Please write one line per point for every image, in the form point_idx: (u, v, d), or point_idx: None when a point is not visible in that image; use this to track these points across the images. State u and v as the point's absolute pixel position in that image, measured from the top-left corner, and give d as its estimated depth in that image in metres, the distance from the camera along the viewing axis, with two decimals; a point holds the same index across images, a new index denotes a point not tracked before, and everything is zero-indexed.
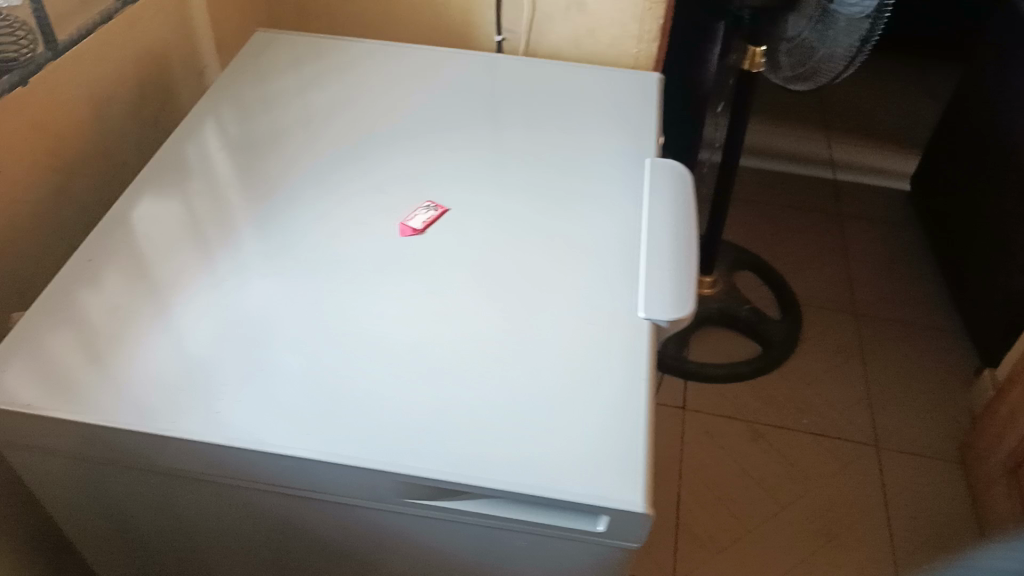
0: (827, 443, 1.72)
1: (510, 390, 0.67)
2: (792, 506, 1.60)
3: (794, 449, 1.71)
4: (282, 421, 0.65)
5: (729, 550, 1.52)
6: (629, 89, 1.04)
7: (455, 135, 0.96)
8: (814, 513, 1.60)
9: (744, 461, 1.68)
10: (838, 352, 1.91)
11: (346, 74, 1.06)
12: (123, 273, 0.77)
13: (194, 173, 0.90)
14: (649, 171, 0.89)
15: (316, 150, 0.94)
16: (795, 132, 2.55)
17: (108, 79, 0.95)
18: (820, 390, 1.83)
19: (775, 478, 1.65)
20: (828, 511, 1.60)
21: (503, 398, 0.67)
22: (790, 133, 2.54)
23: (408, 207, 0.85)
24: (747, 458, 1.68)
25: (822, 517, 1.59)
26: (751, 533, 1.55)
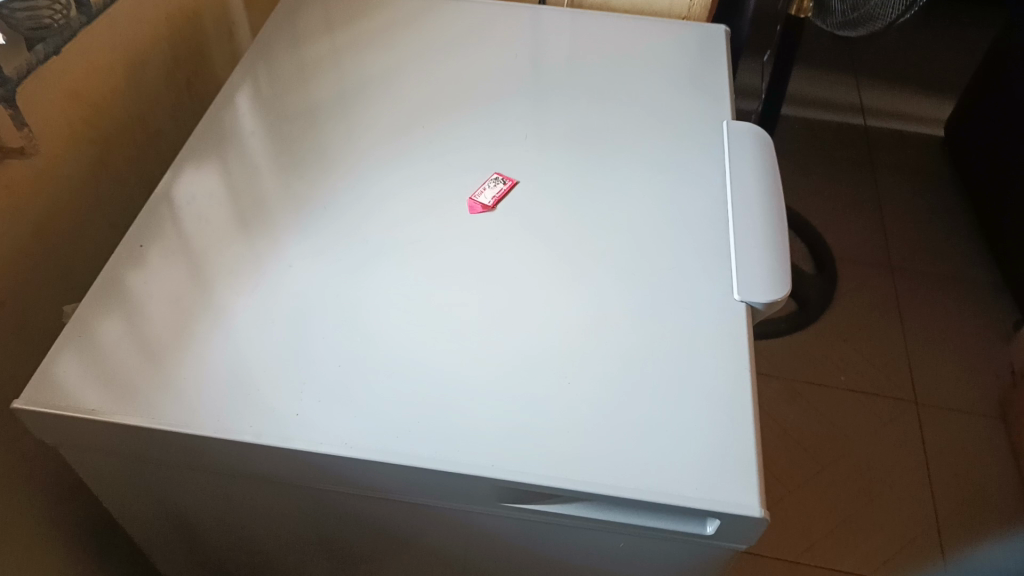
0: (866, 400, 1.69)
1: (605, 383, 0.63)
2: (832, 464, 1.58)
3: (833, 407, 1.68)
4: (367, 420, 0.61)
5: (771, 511, 1.51)
6: (694, 46, 0.97)
7: (515, 100, 0.90)
8: (855, 472, 1.58)
9: (783, 421, 1.65)
10: (876, 306, 1.87)
11: (390, 35, 1.00)
12: (177, 259, 0.73)
13: (239, 147, 0.84)
14: (728, 136, 0.84)
15: (366, 122, 0.88)
16: (828, 79, 2.46)
17: (141, 43, 0.89)
18: (858, 346, 1.79)
19: (814, 437, 1.63)
20: (870, 469, 1.58)
21: (598, 392, 0.63)
22: (824, 80, 2.45)
23: (474, 181, 0.80)
24: (785, 417, 1.66)
25: (864, 475, 1.57)
26: (792, 494, 1.54)
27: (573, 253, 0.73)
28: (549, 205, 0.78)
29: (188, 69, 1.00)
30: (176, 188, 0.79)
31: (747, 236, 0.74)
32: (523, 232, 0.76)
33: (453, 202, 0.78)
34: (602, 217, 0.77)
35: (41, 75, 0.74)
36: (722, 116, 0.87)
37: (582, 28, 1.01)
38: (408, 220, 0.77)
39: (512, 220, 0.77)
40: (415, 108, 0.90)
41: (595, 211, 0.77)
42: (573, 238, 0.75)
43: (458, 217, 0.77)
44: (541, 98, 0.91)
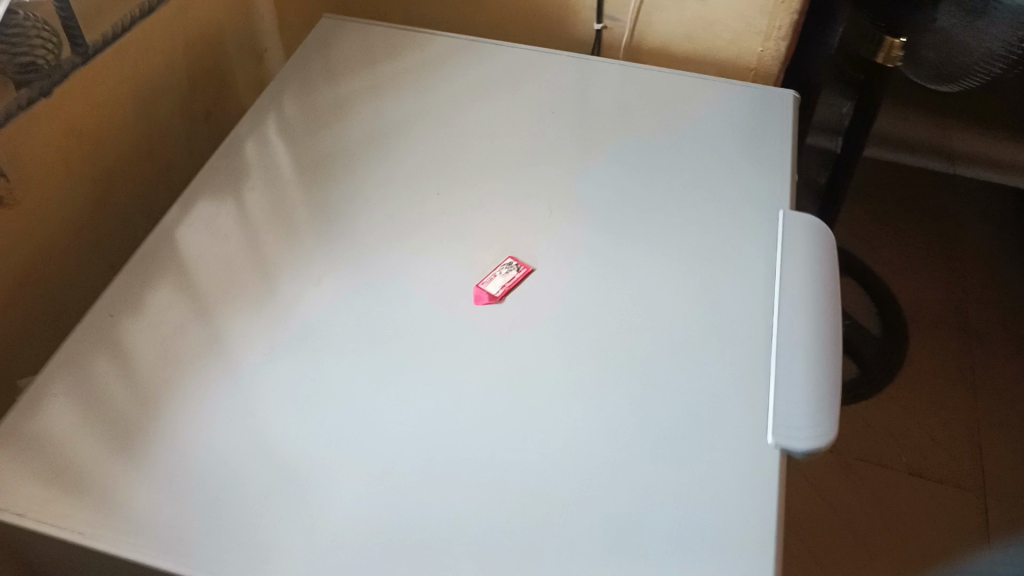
0: (942, 490, 1.44)
1: (606, 543, 0.55)
2: (863, 515, 1.41)
3: (902, 497, 1.44)
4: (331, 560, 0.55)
5: None
6: (757, 104, 0.85)
7: (547, 159, 0.81)
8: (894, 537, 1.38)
9: (842, 511, 1.41)
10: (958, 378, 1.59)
11: (420, 75, 0.92)
12: (152, 339, 0.67)
13: (235, 203, 0.78)
14: (786, 225, 0.73)
15: (381, 176, 0.81)
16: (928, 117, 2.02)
17: (150, 71, 0.83)
18: (936, 424, 1.54)
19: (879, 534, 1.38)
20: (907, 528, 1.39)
21: (595, 553, 0.54)
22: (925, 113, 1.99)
23: (487, 265, 0.71)
24: (846, 506, 1.42)
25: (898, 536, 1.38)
26: None
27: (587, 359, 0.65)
28: (565, 290, 0.69)
29: (206, 96, 0.94)
30: (172, 244, 0.74)
31: (794, 358, 0.63)
32: (533, 324, 0.67)
33: (460, 280, 0.71)
34: (627, 316, 0.67)
35: (32, 112, 0.69)
36: (780, 195, 0.76)
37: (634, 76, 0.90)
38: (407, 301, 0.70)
39: (523, 309, 0.68)
40: (436, 162, 0.82)
41: (619, 305, 0.68)
42: (589, 339, 0.66)
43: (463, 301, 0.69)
44: (575, 156, 0.81)
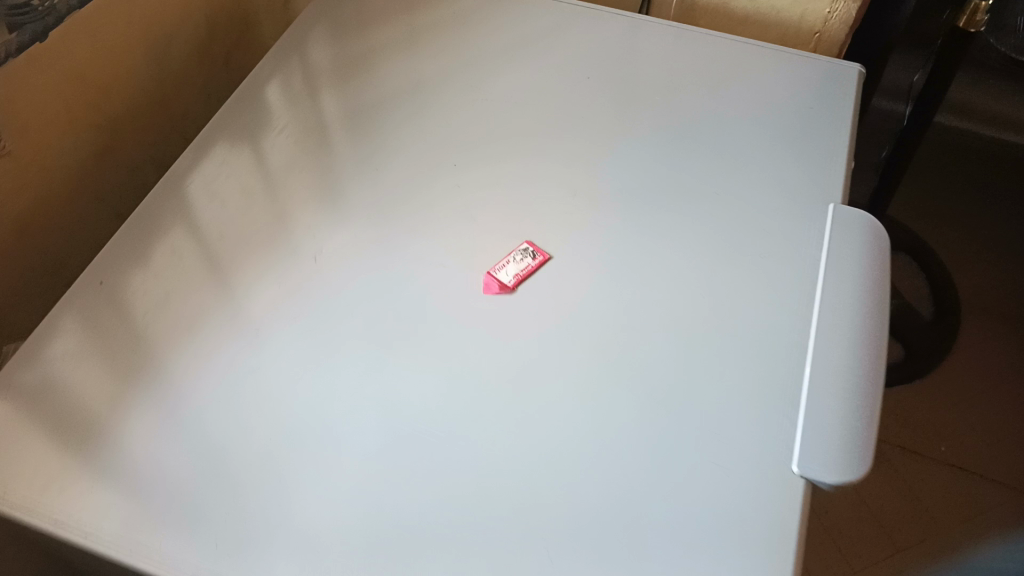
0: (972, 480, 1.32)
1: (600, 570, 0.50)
2: (882, 498, 1.30)
3: (928, 487, 1.32)
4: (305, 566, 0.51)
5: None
6: (815, 79, 0.77)
7: (577, 128, 0.74)
8: (915, 522, 1.28)
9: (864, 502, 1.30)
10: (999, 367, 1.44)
11: (450, 25, 0.84)
12: (144, 307, 0.63)
13: (242, 160, 0.72)
14: (834, 222, 0.65)
15: (400, 135, 0.74)
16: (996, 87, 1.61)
17: (160, 12, 0.79)
18: (976, 408, 1.40)
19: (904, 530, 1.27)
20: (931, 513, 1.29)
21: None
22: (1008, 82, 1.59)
23: (498, 249, 0.65)
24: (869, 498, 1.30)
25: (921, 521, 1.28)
26: None
27: (599, 361, 0.59)
28: (583, 285, 0.63)
29: (225, 40, 0.90)
30: (174, 198, 0.69)
31: (831, 376, 0.57)
32: (544, 320, 0.61)
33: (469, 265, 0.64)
34: (646, 313, 0.61)
35: (32, 53, 0.65)
36: (831, 186, 0.68)
37: (681, 39, 0.82)
38: (410, 281, 0.64)
39: (535, 301, 0.62)
40: (460, 123, 0.75)
41: (642, 300, 0.62)
42: (604, 335, 0.60)
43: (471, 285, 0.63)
44: (607, 126, 0.74)
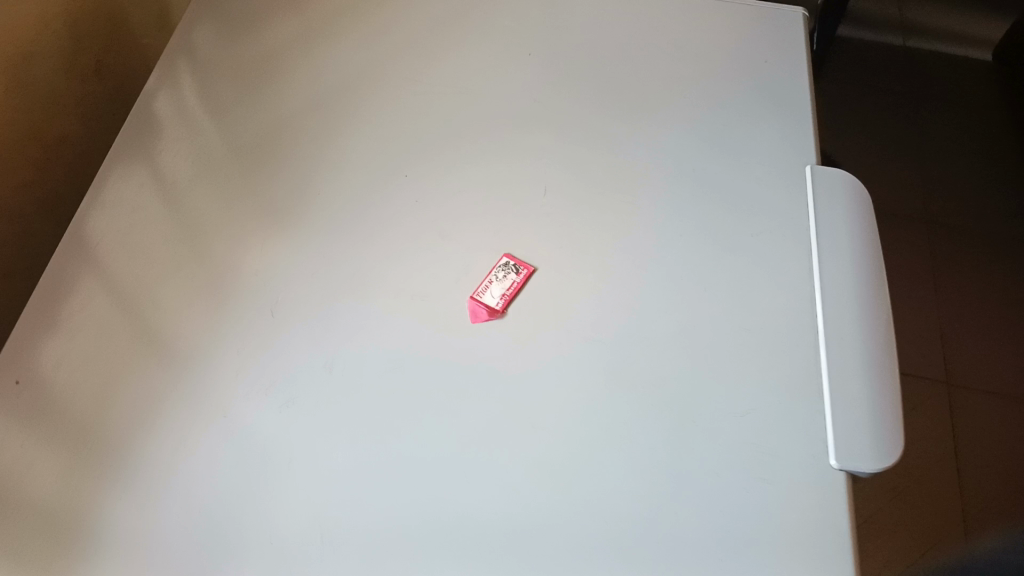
0: None
1: None
2: None
3: None
4: None
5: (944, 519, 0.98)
6: (764, 37, 0.74)
7: (533, 115, 0.68)
8: None
9: None
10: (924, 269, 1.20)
11: (366, 12, 0.76)
12: (80, 394, 0.53)
13: (159, 198, 0.62)
14: (817, 191, 0.63)
15: (335, 148, 0.66)
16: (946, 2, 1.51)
17: (25, 25, 0.66)
18: None
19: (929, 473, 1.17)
20: None
21: None
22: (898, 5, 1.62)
23: (478, 269, 0.59)
24: None
25: None
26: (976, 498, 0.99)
27: (613, 376, 0.54)
28: (580, 292, 0.58)
29: (97, 49, 0.77)
30: (88, 261, 0.58)
31: (846, 357, 0.55)
32: (546, 338, 0.56)
33: (448, 288, 0.58)
34: (652, 313, 0.57)
35: None
36: (805, 152, 0.66)
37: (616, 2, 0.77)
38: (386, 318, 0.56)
39: (533, 320, 0.56)
40: (403, 126, 0.67)
41: (643, 301, 0.58)
42: (612, 345, 0.56)
43: (456, 310, 0.57)
44: (563, 109, 0.68)
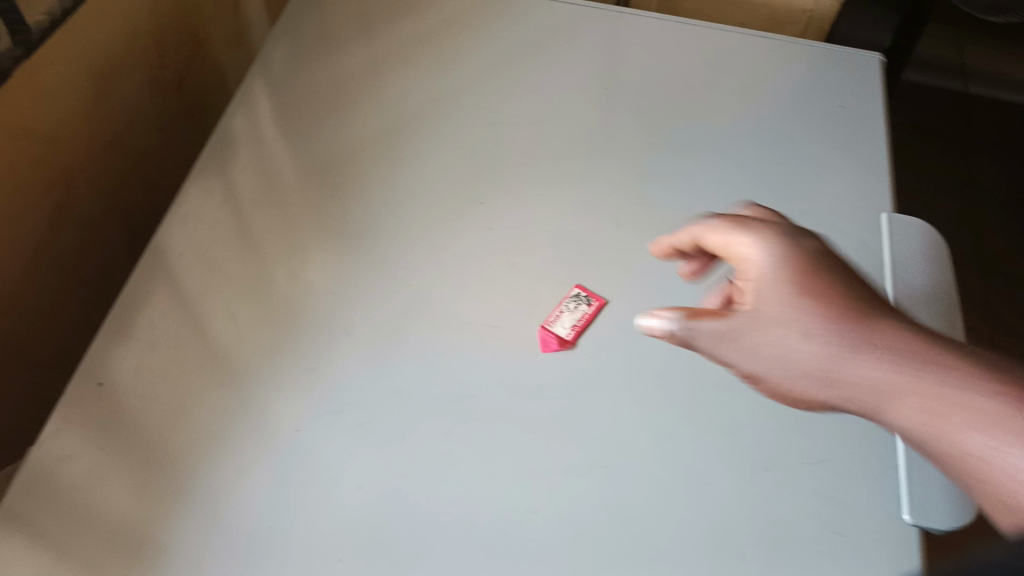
0: None
1: None
2: None
3: None
4: None
5: None
6: (836, 77, 0.74)
7: (606, 147, 0.68)
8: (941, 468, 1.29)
9: None
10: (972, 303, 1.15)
11: (440, 39, 0.77)
12: (157, 403, 0.54)
13: (239, 214, 0.63)
14: (892, 239, 0.62)
15: (407, 174, 0.67)
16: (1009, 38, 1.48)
17: (119, 40, 0.68)
18: None
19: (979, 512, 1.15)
20: None
21: None
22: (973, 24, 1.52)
23: (551, 298, 0.59)
24: None
25: None
26: None
27: (682, 417, 0.54)
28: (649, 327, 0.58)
29: (178, 61, 0.79)
30: (166, 275, 0.59)
31: None
32: (616, 371, 0.56)
33: (520, 317, 0.58)
34: None
35: None
36: (880, 197, 0.66)
37: (689, 37, 0.77)
38: (457, 345, 0.57)
39: (603, 353, 0.57)
40: (475, 155, 0.68)
41: None
42: (682, 383, 0.55)
43: (528, 340, 0.57)
44: (636, 142, 0.69)
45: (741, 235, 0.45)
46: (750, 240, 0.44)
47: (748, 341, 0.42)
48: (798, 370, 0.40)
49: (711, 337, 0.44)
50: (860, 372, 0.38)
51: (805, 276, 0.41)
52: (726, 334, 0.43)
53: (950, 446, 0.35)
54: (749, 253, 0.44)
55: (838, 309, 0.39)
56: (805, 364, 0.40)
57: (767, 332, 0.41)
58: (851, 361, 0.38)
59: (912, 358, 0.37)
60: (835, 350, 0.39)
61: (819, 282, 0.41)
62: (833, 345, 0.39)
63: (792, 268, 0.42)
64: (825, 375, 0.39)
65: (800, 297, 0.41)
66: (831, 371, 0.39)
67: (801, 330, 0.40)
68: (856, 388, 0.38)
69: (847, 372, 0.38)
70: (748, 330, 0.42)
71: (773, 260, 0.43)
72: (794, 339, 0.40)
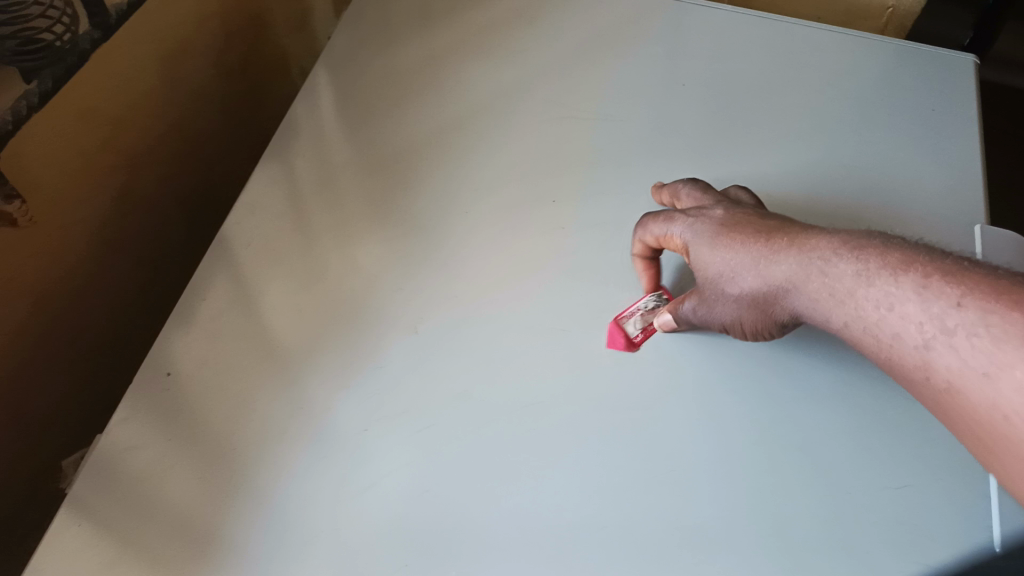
0: None
1: None
2: None
3: None
4: None
5: None
6: (923, 78, 0.71)
7: (679, 145, 0.66)
8: None
9: None
10: None
11: (506, 29, 0.75)
12: (220, 394, 0.53)
13: (299, 198, 0.63)
14: (982, 251, 0.59)
15: (472, 168, 0.65)
16: None
17: (187, 22, 0.68)
18: None
19: None
20: None
21: None
22: None
23: (619, 304, 0.57)
24: None
25: None
26: None
27: (761, 435, 0.52)
28: (718, 336, 0.56)
29: (242, 44, 0.78)
30: (231, 268, 0.59)
31: None
32: (687, 382, 0.54)
33: (589, 321, 0.57)
34: (800, 370, 0.55)
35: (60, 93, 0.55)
36: (971, 207, 0.62)
37: (766, 33, 0.74)
38: (522, 346, 0.55)
39: (676, 364, 0.55)
40: (542, 150, 0.66)
41: (792, 356, 0.55)
42: (754, 398, 0.53)
43: (595, 344, 0.55)
44: (711, 141, 0.66)
45: (659, 227, 0.56)
46: (676, 224, 0.55)
47: (710, 297, 0.52)
48: (744, 304, 0.51)
49: (692, 313, 0.53)
50: (779, 285, 0.48)
51: (728, 232, 0.52)
52: (696, 299, 0.53)
53: (868, 333, 0.44)
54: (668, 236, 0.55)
55: (748, 239, 0.51)
56: (743, 295, 0.50)
57: (715, 281, 0.51)
58: (768, 280, 0.49)
59: (798, 255, 0.48)
60: (757, 275, 0.49)
61: (723, 226, 0.53)
62: (750, 269, 0.50)
63: (716, 229, 0.53)
64: (762, 297, 0.49)
65: (727, 246, 0.51)
66: (762, 293, 0.49)
67: (736, 267, 0.50)
68: (779, 298, 0.49)
69: (776, 292, 0.49)
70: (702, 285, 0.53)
71: (695, 231, 0.54)
72: (733, 279, 0.50)
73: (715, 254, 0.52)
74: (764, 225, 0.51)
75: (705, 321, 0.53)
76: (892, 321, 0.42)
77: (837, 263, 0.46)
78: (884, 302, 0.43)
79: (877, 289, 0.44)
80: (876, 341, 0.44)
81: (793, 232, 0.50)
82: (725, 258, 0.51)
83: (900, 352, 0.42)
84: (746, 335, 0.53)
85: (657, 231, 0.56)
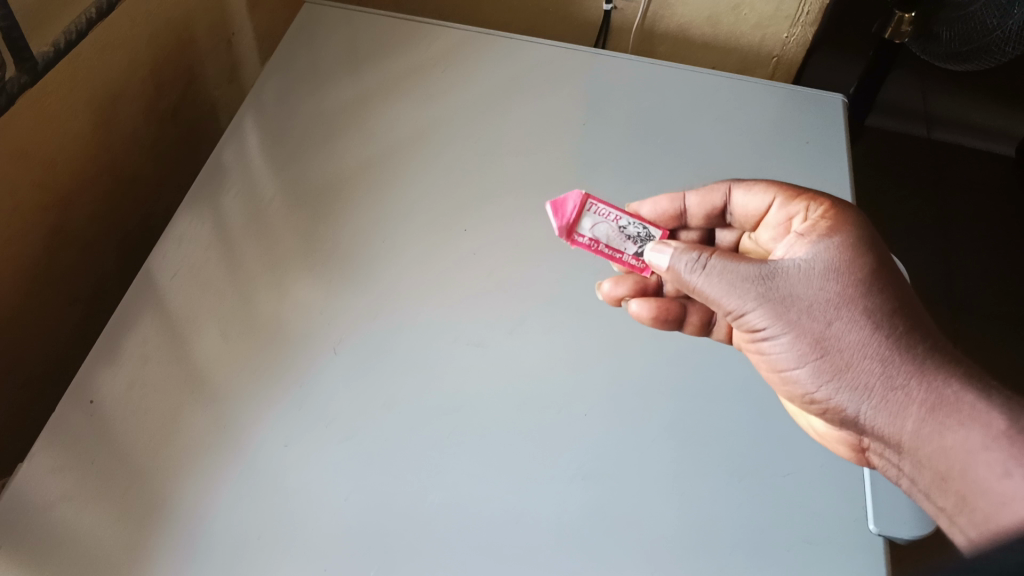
0: None
1: None
2: None
3: None
4: None
5: None
6: (805, 114, 0.79)
7: (590, 175, 0.72)
8: None
9: None
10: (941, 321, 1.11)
11: (426, 73, 0.81)
12: (149, 416, 0.55)
13: (233, 231, 0.66)
14: None
15: (399, 201, 0.70)
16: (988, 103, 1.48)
17: (119, 68, 0.71)
18: None
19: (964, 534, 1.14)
20: None
21: None
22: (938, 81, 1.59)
23: (532, 316, 0.62)
24: None
25: None
26: None
27: (666, 432, 0.56)
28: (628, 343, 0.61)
29: (174, 92, 0.82)
30: (157, 299, 0.61)
31: None
32: (594, 384, 0.58)
33: (506, 334, 0.61)
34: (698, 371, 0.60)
35: None
36: None
37: (664, 76, 0.82)
38: (440, 359, 0.59)
39: (586, 368, 0.59)
40: (464, 184, 0.71)
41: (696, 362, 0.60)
42: (656, 397, 0.58)
43: (510, 353, 0.60)
44: (619, 172, 0.72)
45: (801, 203, 0.55)
46: (814, 208, 0.53)
47: (771, 296, 0.48)
48: (805, 330, 0.48)
49: (715, 275, 0.50)
50: (849, 349, 0.47)
51: (864, 276, 0.48)
52: (734, 274, 0.49)
53: (908, 424, 0.45)
54: (767, 207, 0.57)
55: (846, 287, 0.48)
56: (792, 325, 0.48)
57: (776, 294, 0.48)
58: (833, 333, 0.47)
59: (906, 357, 0.46)
60: (851, 328, 0.47)
61: (857, 253, 0.49)
62: (847, 321, 0.47)
63: (851, 265, 0.48)
64: (832, 346, 0.47)
65: (837, 281, 0.48)
66: (835, 343, 0.47)
67: (811, 302, 0.48)
68: (846, 363, 0.47)
69: (830, 342, 0.47)
70: (749, 281, 0.49)
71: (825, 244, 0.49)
72: (816, 312, 0.48)
73: (821, 283, 0.48)
74: (878, 285, 0.48)
75: (720, 296, 0.50)
76: (948, 451, 0.43)
77: (970, 419, 0.43)
78: (946, 437, 0.44)
79: (993, 454, 0.42)
80: (910, 458, 0.46)
81: (921, 343, 0.47)
82: (812, 289, 0.48)
83: (931, 478, 0.45)
84: (764, 355, 0.51)
85: (768, 192, 0.57)
